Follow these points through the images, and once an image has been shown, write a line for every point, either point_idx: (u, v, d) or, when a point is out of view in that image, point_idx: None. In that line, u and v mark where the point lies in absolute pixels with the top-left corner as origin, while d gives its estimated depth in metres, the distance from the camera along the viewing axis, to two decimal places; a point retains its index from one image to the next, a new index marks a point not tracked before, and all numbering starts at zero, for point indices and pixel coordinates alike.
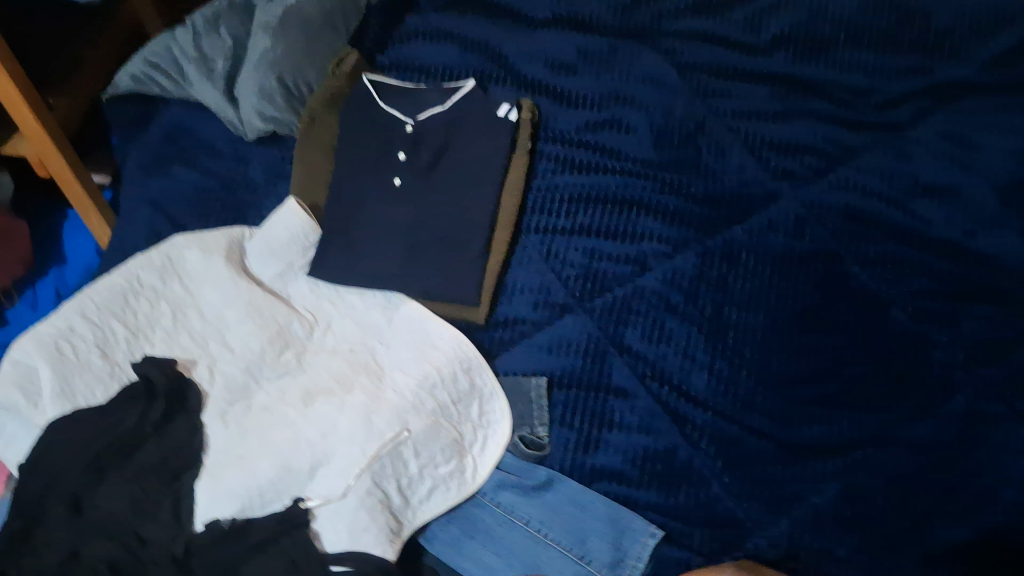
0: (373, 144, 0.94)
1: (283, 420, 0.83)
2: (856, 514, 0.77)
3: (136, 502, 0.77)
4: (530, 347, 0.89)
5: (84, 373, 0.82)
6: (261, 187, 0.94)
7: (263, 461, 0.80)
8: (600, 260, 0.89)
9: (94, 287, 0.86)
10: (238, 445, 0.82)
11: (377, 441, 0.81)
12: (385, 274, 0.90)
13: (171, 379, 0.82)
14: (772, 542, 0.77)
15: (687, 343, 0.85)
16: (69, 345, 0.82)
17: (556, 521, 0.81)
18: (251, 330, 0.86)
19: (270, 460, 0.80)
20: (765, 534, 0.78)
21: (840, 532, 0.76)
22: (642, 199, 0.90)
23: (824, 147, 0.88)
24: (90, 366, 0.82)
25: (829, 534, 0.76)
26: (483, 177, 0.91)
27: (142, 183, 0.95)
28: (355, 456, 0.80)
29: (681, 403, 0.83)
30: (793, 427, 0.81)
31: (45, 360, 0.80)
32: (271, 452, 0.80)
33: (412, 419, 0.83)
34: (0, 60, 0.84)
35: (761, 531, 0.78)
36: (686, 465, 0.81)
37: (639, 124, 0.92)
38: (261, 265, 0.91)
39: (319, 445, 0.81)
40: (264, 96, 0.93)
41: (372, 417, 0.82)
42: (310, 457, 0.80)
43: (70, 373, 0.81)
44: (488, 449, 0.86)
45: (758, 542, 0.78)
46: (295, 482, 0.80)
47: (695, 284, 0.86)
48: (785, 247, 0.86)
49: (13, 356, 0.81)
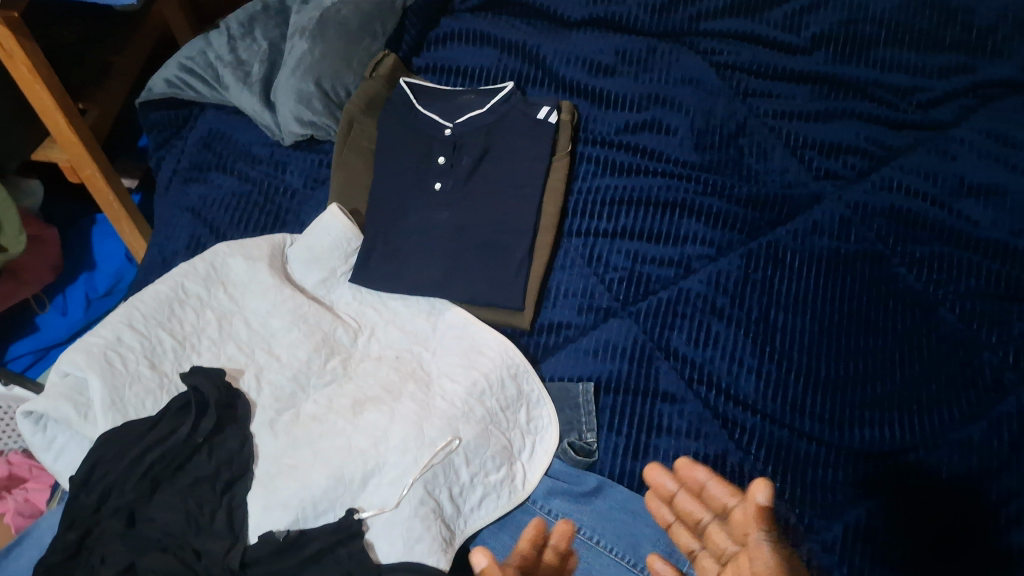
0: (412, 149, 0.91)
1: (329, 429, 0.73)
2: (910, 515, 0.75)
3: (192, 515, 0.67)
4: (575, 352, 0.85)
5: (131, 385, 0.70)
6: (300, 193, 0.91)
7: (312, 470, 0.70)
8: (643, 263, 0.87)
9: (144, 294, 0.76)
10: (288, 454, 0.72)
11: (428, 447, 0.72)
12: (426, 284, 0.84)
13: (222, 391, 0.72)
14: (825, 546, 0.76)
15: (734, 347, 0.84)
16: (118, 357, 0.71)
17: (607, 527, 0.74)
18: (297, 339, 0.78)
19: (319, 468, 0.71)
20: (817, 539, 0.76)
21: (895, 533, 0.75)
22: (685, 201, 0.90)
23: (868, 148, 0.91)
24: (139, 378, 0.71)
25: (882, 537, 0.75)
26: (525, 180, 0.88)
27: (180, 191, 0.92)
28: (411, 462, 0.71)
29: (730, 407, 0.81)
30: (847, 430, 0.80)
31: (94, 369, 0.69)
32: (319, 461, 0.71)
33: (463, 427, 0.74)
34: (38, 76, 0.91)
35: (814, 535, 0.76)
36: (737, 469, 0.79)
37: (679, 125, 0.93)
38: (304, 272, 0.84)
39: (370, 453, 0.72)
40: (302, 102, 0.91)
41: (422, 426, 0.73)
42: (362, 466, 0.71)
43: (119, 386, 0.70)
44: (538, 456, 0.79)
45: (811, 547, 0.76)
46: (350, 489, 0.71)
47: (740, 286, 0.86)
48: (831, 250, 0.87)
49: (62, 367, 0.70)
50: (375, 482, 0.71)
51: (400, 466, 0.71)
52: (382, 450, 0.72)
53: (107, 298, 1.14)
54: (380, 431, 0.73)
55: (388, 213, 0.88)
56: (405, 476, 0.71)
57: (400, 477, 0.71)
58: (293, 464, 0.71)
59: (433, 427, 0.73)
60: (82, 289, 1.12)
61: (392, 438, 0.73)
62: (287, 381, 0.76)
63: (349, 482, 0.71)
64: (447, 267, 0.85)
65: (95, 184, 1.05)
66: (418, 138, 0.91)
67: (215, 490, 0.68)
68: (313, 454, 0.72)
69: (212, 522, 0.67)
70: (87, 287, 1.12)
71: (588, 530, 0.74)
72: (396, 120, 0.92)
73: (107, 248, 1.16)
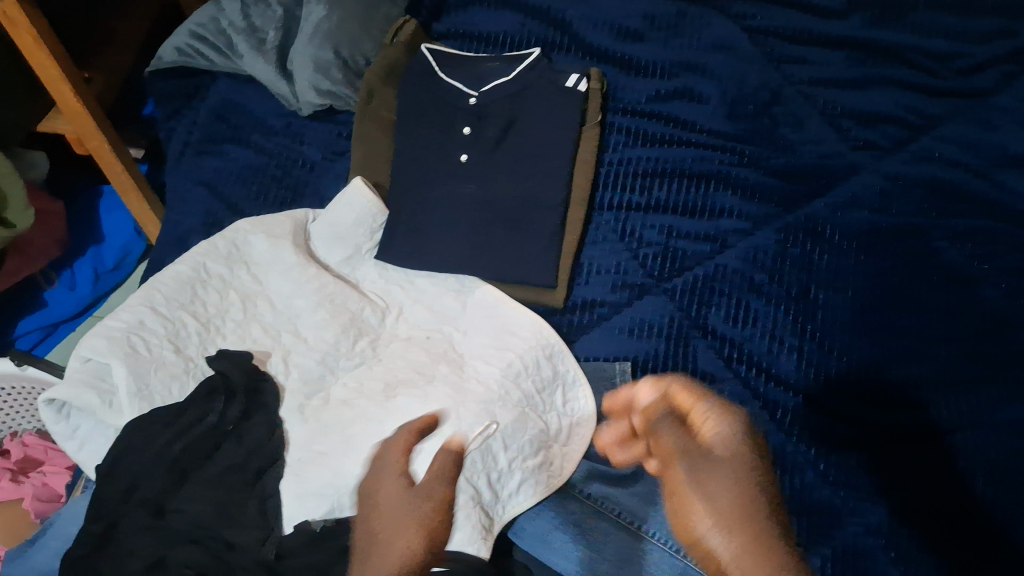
0: (436, 119, 0.87)
1: (361, 414, 0.71)
2: (956, 495, 0.73)
3: (223, 504, 0.64)
4: (608, 330, 0.82)
5: (156, 371, 0.67)
6: (318, 165, 0.87)
7: (347, 456, 0.68)
8: (677, 238, 0.85)
9: (164, 274, 0.73)
10: (319, 439, 0.69)
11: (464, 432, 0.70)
12: (455, 260, 0.81)
13: (249, 375, 0.70)
14: (871, 530, 0.72)
15: (774, 325, 0.81)
16: (141, 341, 0.68)
17: (650, 512, 0.71)
18: (323, 319, 0.75)
19: (353, 454, 0.68)
20: (860, 522, 0.72)
21: (941, 514, 0.72)
22: (720, 172, 0.87)
23: (907, 117, 0.89)
24: (163, 362, 0.68)
25: (930, 519, 0.72)
26: (553, 149, 0.85)
27: (192, 164, 0.88)
28: (448, 447, 0.69)
29: (771, 387, 0.78)
30: (889, 410, 0.77)
31: (117, 355, 0.66)
32: (353, 446, 0.68)
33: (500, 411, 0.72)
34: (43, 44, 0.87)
35: (857, 518, 0.73)
36: (778, 451, 0.76)
37: (711, 93, 0.90)
38: (327, 249, 0.81)
39: (406, 439, 0.69)
40: (320, 71, 0.87)
41: (458, 409, 0.71)
42: (398, 452, 0.68)
43: (143, 372, 0.67)
44: (575, 439, 0.75)
45: (855, 530, 0.72)
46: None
47: (779, 261, 0.83)
48: (870, 224, 0.84)
49: (82, 353, 0.67)
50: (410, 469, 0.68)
51: (437, 452, 0.69)
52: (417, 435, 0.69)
53: (115, 272, 1.12)
54: (414, 416, 0.70)
55: (411, 187, 0.85)
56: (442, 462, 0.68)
57: (437, 464, 0.68)
58: (326, 451, 0.69)
59: (469, 411, 0.71)
60: (89, 263, 1.09)
61: (428, 423, 0.70)
62: (316, 364, 0.74)
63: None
64: (476, 244, 0.82)
65: (104, 159, 1.01)
66: (441, 107, 0.88)
67: (247, 479, 0.65)
68: (345, 440, 0.69)
69: (246, 511, 0.64)
70: (95, 261, 1.10)
71: (630, 514, 0.71)
72: (418, 88, 0.88)
73: (115, 220, 1.13)
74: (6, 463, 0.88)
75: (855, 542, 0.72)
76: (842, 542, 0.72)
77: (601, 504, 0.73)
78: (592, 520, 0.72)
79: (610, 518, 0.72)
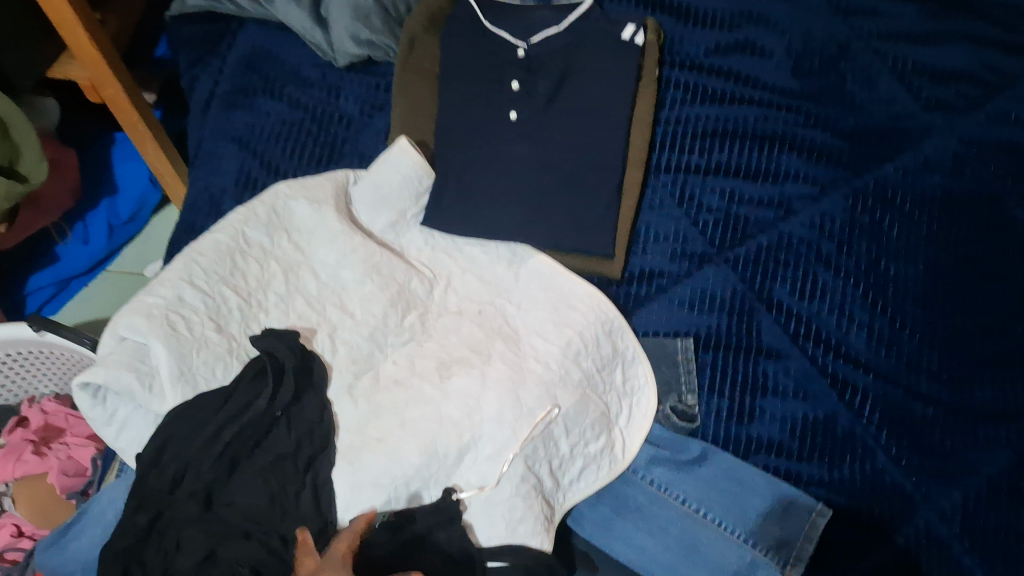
0: (481, 73, 0.81)
1: (416, 397, 0.67)
2: None
3: (276, 495, 0.60)
4: (667, 302, 0.78)
5: (198, 352, 0.63)
6: (356, 121, 0.82)
7: (405, 443, 0.64)
8: (739, 203, 0.80)
9: (201, 245, 0.67)
10: (372, 423, 0.66)
11: (525, 419, 0.66)
12: (509, 226, 0.76)
13: (298, 354, 0.65)
14: (945, 517, 0.68)
15: (844, 299, 0.77)
16: (182, 319, 0.63)
17: (714, 499, 0.69)
18: (371, 292, 0.71)
19: (412, 441, 0.64)
20: (933, 508, 0.69)
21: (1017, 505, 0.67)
22: (785, 133, 0.81)
23: (984, 75, 0.83)
24: (206, 342, 0.63)
25: (1006, 509, 0.67)
26: (610, 100, 0.78)
27: (221, 119, 0.83)
28: (509, 435, 0.65)
29: (839, 364, 0.74)
30: (964, 390, 0.73)
31: (157, 337, 0.61)
32: (413, 432, 0.64)
33: (561, 393, 0.68)
34: None
35: (929, 505, 0.69)
36: (847, 433, 0.72)
37: (775, 46, 0.84)
38: (370, 213, 0.75)
39: (465, 425, 0.65)
40: (359, 19, 0.81)
41: (517, 392, 0.67)
42: (458, 440, 0.64)
43: (185, 353, 0.62)
44: (637, 421, 0.72)
45: (927, 518, 0.68)
46: (444, 465, 0.64)
47: (847, 231, 0.78)
48: (942, 190, 0.79)
49: (119, 331, 0.62)
50: (471, 457, 0.65)
51: (497, 439, 0.65)
52: (476, 421, 0.66)
53: (129, 224, 1.08)
54: (473, 400, 0.66)
55: (459, 146, 0.80)
56: (502, 451, 0.65)
57: (499, 453, 0.65)
58: (381, 437, 0.65)
59: (530, 396, 0.67)
60: (103, 215, 1.04)
61: (487, 408, 0.66)
62: (364, 339, 0.69)
63: (442, 459, 0.64)
64: (529, 209, 0.77)
65: (118, 105, 0.94)
66: (489, 60, 0.82)
67: (297, 469, 0.61)
68: (400, 425, 0.65)
69: (298, 504, 0.60)
70: (109, 213, 1.05)
71: (694, 501, 0.69)
72: (464, 38, 0.82)
73: (129, 169, 1.06)
74: (29, 433, 0.83)
75: (928, 530, 0.68)
76: (914, 530, 0.68)
77: (664, 489, 0.71)
78: (654, 505, 0.70)
79: (673, 504, 0.70)
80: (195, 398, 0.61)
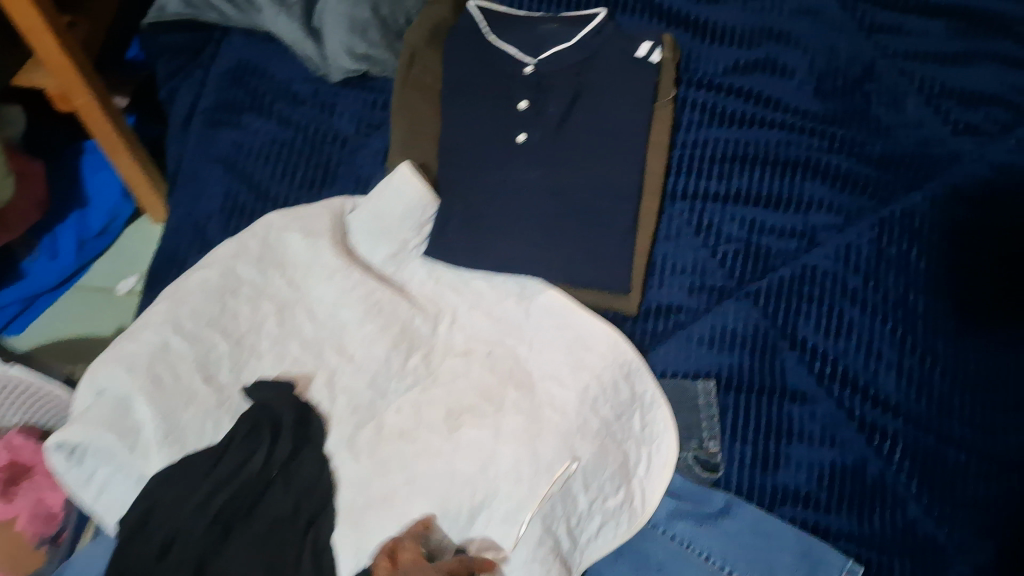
0: (487, 91, 0.76)
1: (427, 450, 0.61)
2: None
3: (273, 564, 0.54)
4: (685, 339, 0.72)
5: (186, 407, 0.58)
6: (351, 140, 0.76)
7: (416, 502, 0.59)
8: (761, 233, 0.75)
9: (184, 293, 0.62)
10: (378, 480, 0.60)
11: (543, 472, 0.61)
12: (517, 259, 0.71)
13: (294, 406, 0.60)
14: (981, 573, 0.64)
15: (871, 337, 0.72)
16: (167, 370, 0.58)
17: (740, 556, 0.65)
18: (372, 333, 0.65)
19: (424, 501, 0.59)
20: (967, 561, 0.65)
21: None
22: (809, 159, 0.77)
23: (1015, 100, 0.79)
24: (194, 395, 0.59)
25: None
26: (627, 132, 0.74)
27: (205, 137, 0.76)
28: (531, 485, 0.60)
29: (867, 408, 0.70)
30: (998, 437, 0.69)
31: (141, 392, 0.57)
32: (424, 490, 0.59)
33: (581, 444, 0.63)
34: None
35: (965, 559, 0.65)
36: (878, 482, 0.68)
37: (798, 65, 0.80)
38: (370, 246, 0.70)
39: (480, 481, 0.60)
40: (356, 31, 0.75)
41: (535, 445, 0.62)
42: (472, 498, 0.59)
43: (171, 409, 0.57)
44: (656, 472, 0.66)
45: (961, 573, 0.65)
46: (459, 524, 0.59)
47: (874, 263, 0.74)
48: (974, 220, 0.75)
49: (99, 383, 0.58)
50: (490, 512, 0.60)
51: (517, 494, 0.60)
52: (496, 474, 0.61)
53: (101, 237, 1.00)
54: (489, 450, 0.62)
55: (464, 170, 0.74)
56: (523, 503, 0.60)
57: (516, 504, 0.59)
58: (388, 495, 0.59)
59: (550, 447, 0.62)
60: (73, 230, 0.97)
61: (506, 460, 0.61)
62: (369, 385, 0.64)
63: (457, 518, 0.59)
64: (540, 240, 0.72)
65: (89, 115, 0.87)
66: (496, 77, 0.76)
67: (295, 530, 0.55)
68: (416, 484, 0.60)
69: (298, 569, 0.54)
70: (79, 228, 0.98)
71: (718, 557, 0.65)
72: (470, 55, 0.77)
73: (101, 181, 0.99)
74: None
75: None
76: None
77: (687, 544, 0.67)
78: (676, 562, 0.66)
79: (695, 560, 0.66)
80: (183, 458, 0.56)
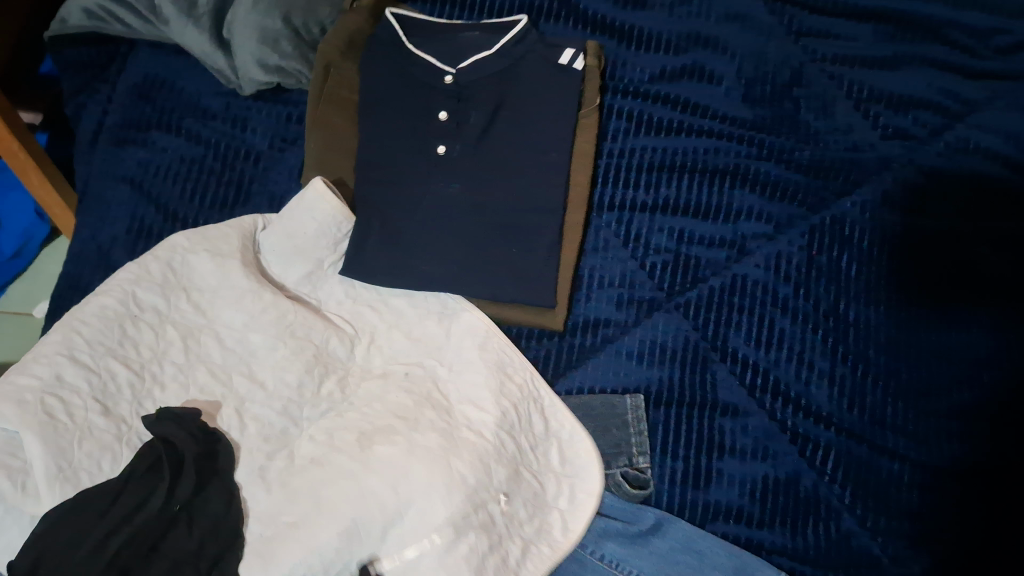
0: (405, 102, 0.73)
1: (335, 474, 0.58)
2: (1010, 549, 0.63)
3: None
4: (615, 355, 0.70)
5: (82, 443, 0.54)
6: (267, 157, 0.73)
7: (324, 527, 0.55)
8: (689, 244, 0.73)
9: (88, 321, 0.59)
10: (285, 508, 0.57)
11: (452, 500, 0.58)
12: (438, 277, 0.69)
13: (201, 439, 0.57)
14: None
15: (802, 347, 0.70)
16: (60, 405, 0.54)
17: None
18: (283, 358, 0.63)
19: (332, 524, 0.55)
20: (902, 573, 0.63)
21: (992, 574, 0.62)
22: (738, 167, 0.75)
23: (945, 104, 0.78)
24: (91, 432, 0.55)
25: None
26: (550, 143, 0.72)
27: (112, 154, 0.73)
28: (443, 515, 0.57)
29: (801, 420, 0.68)
30: (933, 446, 0.67)
31: (34, 429, 0.52)
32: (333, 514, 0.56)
33: (495, 466, 0.61)
34: None
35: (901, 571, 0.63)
36: (811, 496, 0.66)
37: (725, 71, 0.78)
38: (283, 266, 0.67)
39: (392, 501, 0.57)
40: (267, 44, 0.72)
41: (449, 463, 0.60)
42: (384, 520, 0.56)
43: (65, 446, 0.53)
44: (580, 501, 0.64)
45: None
46: (367, 544, 0.56)
47: (806, 273, 0.73)
48: (904, 228, 0.74)
49: None
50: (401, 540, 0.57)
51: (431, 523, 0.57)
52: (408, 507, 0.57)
53: (16, 260, 0.96)
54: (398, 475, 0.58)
55: (383, 185, 0.72)
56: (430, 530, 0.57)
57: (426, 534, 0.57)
58: (296, 521, 0.56)
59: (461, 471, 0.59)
60: None
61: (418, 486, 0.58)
62: (277, 410, 0.62)
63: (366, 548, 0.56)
64: (462, 257, 0.69)
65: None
66: (415, 89, 0.73)
67: (200, 558, 0.52)
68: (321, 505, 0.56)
69: None
70: None
71: None
72: (388, 66, 0.74)
73: (14, 200, 0.95)
74: None
75: None
76: None
77: (615, 567, 0.63)
78: None
79: None
80: (82, 497, 0.52)
